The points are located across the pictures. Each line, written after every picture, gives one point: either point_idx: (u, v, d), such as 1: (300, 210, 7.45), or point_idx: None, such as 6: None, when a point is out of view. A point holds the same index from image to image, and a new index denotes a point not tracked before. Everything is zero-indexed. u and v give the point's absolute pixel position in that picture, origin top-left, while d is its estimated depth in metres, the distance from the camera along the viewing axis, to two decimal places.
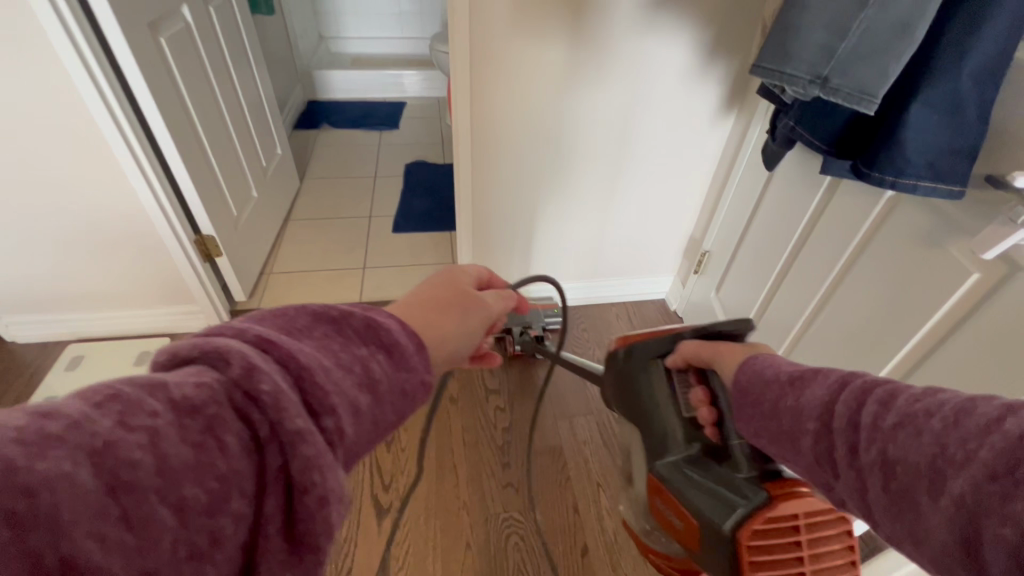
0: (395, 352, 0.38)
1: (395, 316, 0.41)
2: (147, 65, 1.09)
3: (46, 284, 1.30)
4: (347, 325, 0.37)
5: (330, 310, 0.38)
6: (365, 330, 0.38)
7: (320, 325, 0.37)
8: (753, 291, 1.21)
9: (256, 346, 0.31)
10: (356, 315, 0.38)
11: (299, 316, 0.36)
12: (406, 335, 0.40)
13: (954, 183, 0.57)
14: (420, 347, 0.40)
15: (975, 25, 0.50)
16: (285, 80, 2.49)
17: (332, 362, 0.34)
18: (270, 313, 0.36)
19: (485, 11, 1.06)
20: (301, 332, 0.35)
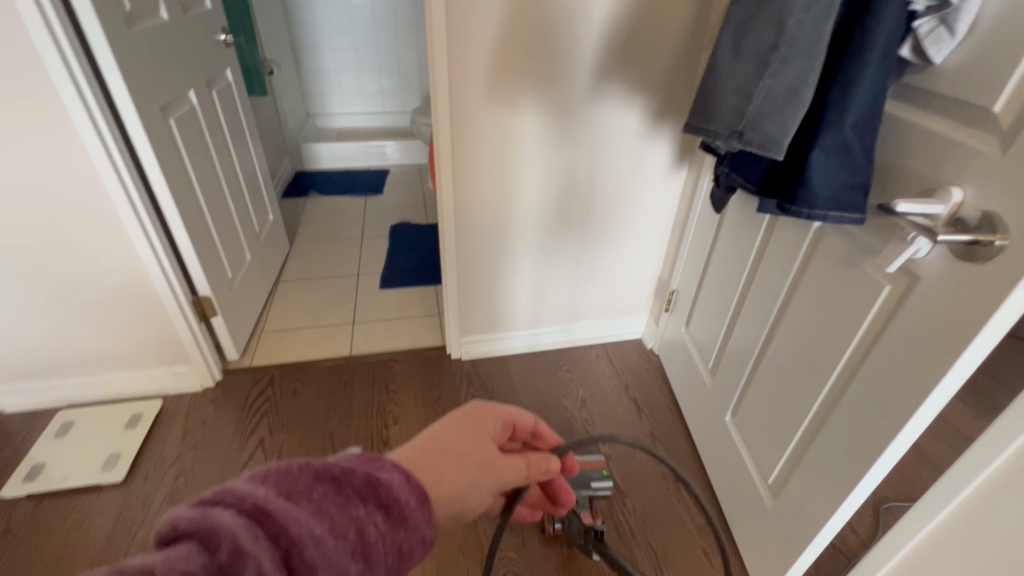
0: (392, 508, 0.45)
1: (397, 464, 0.47)
2: (158, 143, 1.20)
3: (42, 350, 1.33)
4: (347, 485, 0.43)
5: (331, 468, 0.43)
6: (364, 486, 0.44)
7: (321, 486, 0.42)
8: (718, 322, 1.31)
9: (248, 521, 0.36)
10: (357, 473, 0.44)
11: (301, 475, 0.42)
12: (408, 491, 0.46)
13: (855, 213, 0.70)
14: (418, 497, 0.47)
15: (847, 88, 0.64)
16: (275, 153, 2.65)
17: (326, 529, 0.40)
18: (273, 468, 0.41)
19: (459, 91, 1.21)
20: (299, 493, 0.41)
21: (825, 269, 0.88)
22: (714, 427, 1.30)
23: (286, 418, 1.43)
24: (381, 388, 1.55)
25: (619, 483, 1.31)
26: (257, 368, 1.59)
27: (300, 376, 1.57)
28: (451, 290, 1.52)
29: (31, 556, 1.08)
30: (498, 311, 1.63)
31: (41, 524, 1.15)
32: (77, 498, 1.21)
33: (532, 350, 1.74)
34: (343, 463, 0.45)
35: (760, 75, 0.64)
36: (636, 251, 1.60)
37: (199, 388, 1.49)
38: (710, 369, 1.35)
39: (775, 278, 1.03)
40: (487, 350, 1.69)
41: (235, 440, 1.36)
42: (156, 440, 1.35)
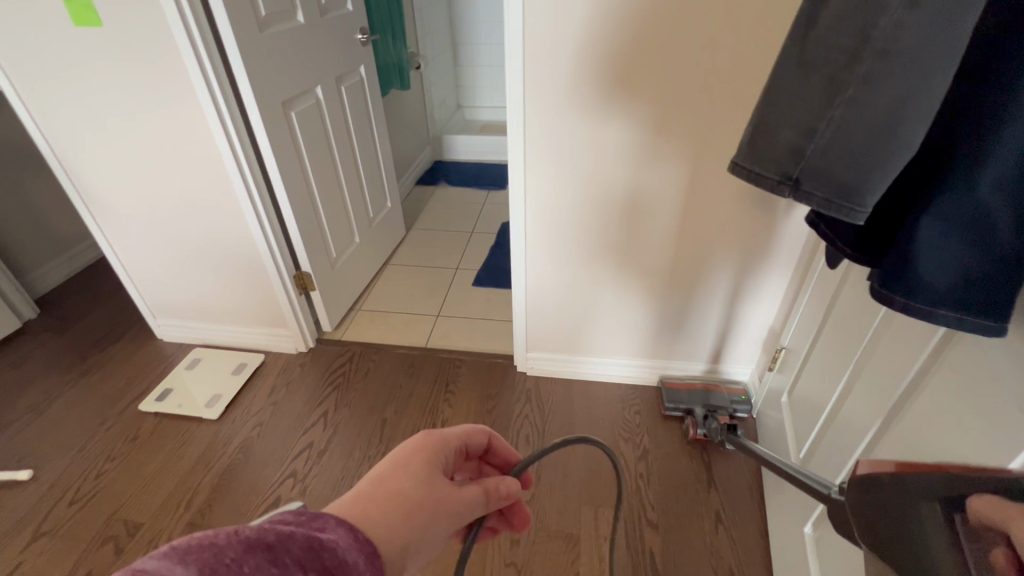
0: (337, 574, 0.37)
1: (343, 522, 0.41)
2: (275, 135, 1.35)
3: (189, 297, 1.64)
4: (283, 551, 0.36)
5: (265, 535, 0.36)
6: (304, 553, 0.37)
7: (252, 557, 0.34)
8: (818, 402, 1.02)
9: None
10: (295, 538, 0.37)
11: (228, 547, 0.35)
12: (357, 550, 0.40)
13: (988, 317, 0.44)
14: (367, 557, 0.40)
15: (994, 126, 0.40)
16: (416, 142, 2.84)
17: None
18: (196, 539, 0.35)
19: (537, 98, 1.13)
20: (225, 569, 0.33)
21: (959, 377, 0.60)
22: (792, 535, 1.02)
23: (352, 395, 1.54)
24: (441, 387, 1.56)
25: (655, 562, 1.13)
26: (344, 343, 1.73)
27: (376, 359, 1.67)
28: (518, 302, 1.46)
29: (142, 464, 1.35)
30: (568, 332, 1.51)
31: (156, 438, 1.42)
32: (184, 423, 1.46)
33: (603, 380, 1.58)
34: (278, 528, 0.37)
35: (828, 100, 0.44)
36: (743, 291, 1.34)
37: (295, 351, 1.69)
38: (800, 458, 1.06)
39: (892, 368, 0.74)
40: (554, 370, 1.59)
41: (306, 407, 1.51)
42: (251, 390, 1.56)
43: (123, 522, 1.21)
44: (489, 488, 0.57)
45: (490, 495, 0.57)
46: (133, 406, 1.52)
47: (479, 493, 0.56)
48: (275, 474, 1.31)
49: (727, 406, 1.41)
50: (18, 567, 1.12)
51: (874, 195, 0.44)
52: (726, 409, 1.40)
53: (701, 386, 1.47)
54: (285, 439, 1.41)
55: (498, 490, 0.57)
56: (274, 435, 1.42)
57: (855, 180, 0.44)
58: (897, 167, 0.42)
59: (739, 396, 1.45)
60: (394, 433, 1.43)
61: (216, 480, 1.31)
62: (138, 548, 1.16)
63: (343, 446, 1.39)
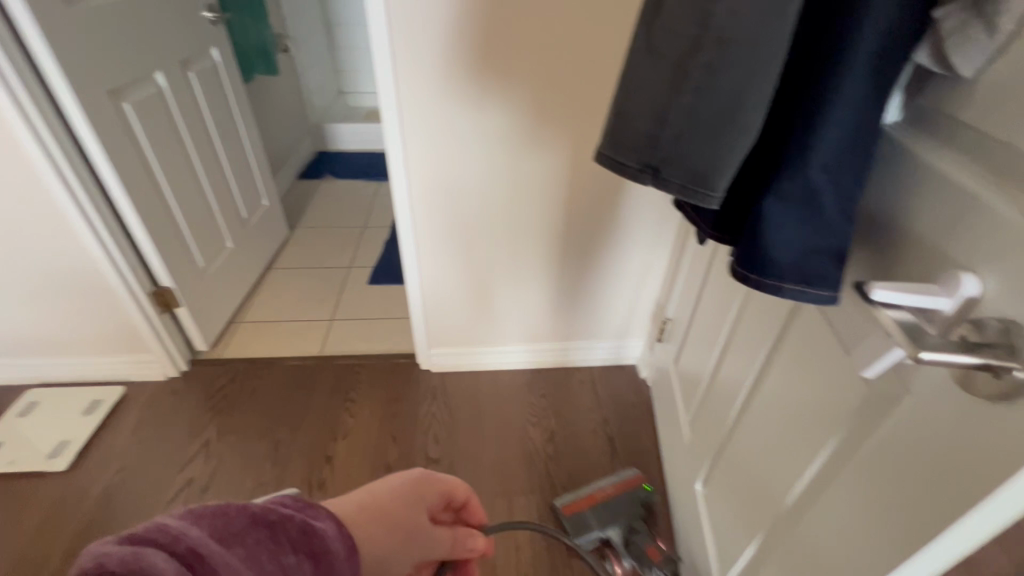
0: (322, 561, 0.36)
1: (334, 516, 0.40)
2: (105, 132, 1.15)
3: (13, 329, 1.36)
4: (281, 531, 0.35)
5: (268, 512, 0.35)
6: (300, 535, 0.36)
7: (256, 530, 0.34)
8: (701, 368, 1.10)
9: (180, 563, 0.29)
10: (294, 520, 0.36)
11: (238, 518, 0.34)
12: (342, 541, 0.38)
13: (824, 288, 0.48)
14: (349, 555, 0.39)
15: (818, 113, 0.44)
16: (293, 133, 2.60)
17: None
18: (206, 508, 0.34)
19: (411, 85, 1.06)
20: (232, 537, 0.33)
21: (805, 338, 0.66)
22: (686, 492, 1.11)
23: (237, 419, 1.39)
24: (341, 397, 1.47)
25: (569, 540, 1.16)
26: (223, 362, 1.55)
27: (263, 375, 1.52)
28: (415, 299, 1.40)
29: None
30: (469, 324, 1.49)
31: None
32: (23, 480, 1.23)
33: (508, 367, 1.58)
34: (279, 508, 0.37)
35: (676, 89, 0.45)
36: (631, 269, 1.40)
37: (164, 377, 1.48)
38: (689, 421, 1.15)
39: (756, 333, 0.81)
40: (459, 364, 1.56)
41: (181, 439, 1.33)
42: (110, 430, 1.35)
43: None
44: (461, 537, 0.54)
45: (459, 542, 0.54)
46: None
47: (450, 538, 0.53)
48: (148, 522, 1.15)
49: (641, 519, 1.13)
50: None
51: (722, 179, 0.46)
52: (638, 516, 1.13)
53: (602, 493, 1.16)
54: (158, 480, 1.24)
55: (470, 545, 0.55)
56: (142, 478, 1.24)
57: (705, 165, 0.45)
58: (739, 152, 0.44)
59: (641, 487, 1.18)
60: (290, 453, 1.31)
61: (71, 541, 1.12)
62: None
63: (230, 476, 1.25)
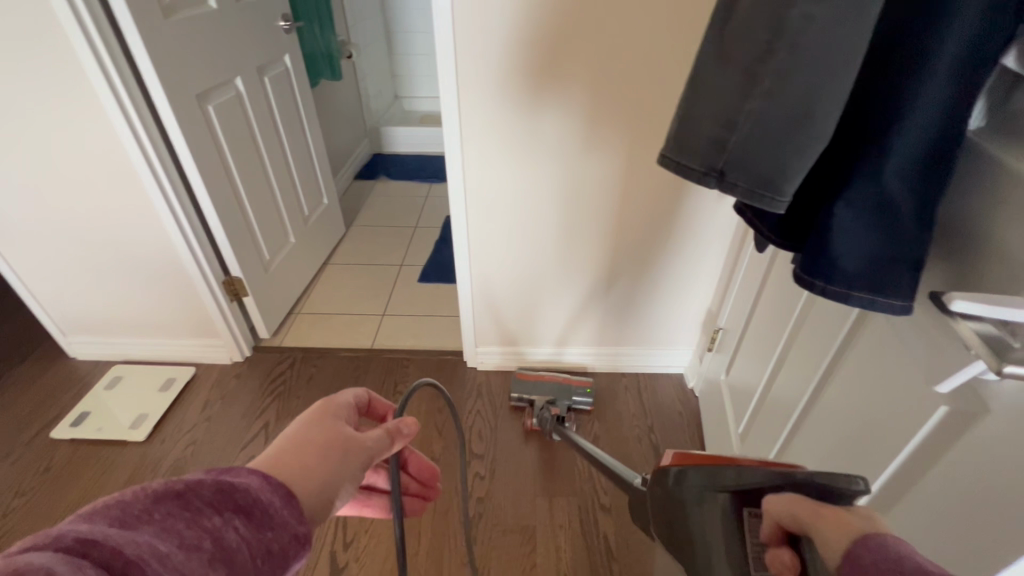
0: (252, 510, 0.39)
1: (254, 471, 0.41)
2: (191, 131, 1.25)
3: (103, 310, 1.50)
4: (195, 496, 0.37)
5: (174, 484, 0.36)
6: (215, 495, 0.37)
7: (163, 505, 0.35)
8: (753, 380, 1.08)
9: (79, 549, 0.29)
10: (205, 483, 0.38)
11: (136, 500, 0.35)
12: (269, 490, 0.41)
13: (895, 297, 0.47)
14: (282, 496, 0.41)
15: (896, 118, 0.43)
16: (352, 135, 2.72)
17: (174, 542, 0.33)
18: (98, 505, 0.34)
19: (472, 90, 1.10)
20: (137, 518, 0.33)
21: (873, 351, 0.64)
22: None
23: (294, 403, 1.47)
24: (390, 388, 1.52)
25: (610, 544, 1.16)
26: (283, 350, 1.64)
27: (319, 363, 1.60)
28: (465, 297, 1.44)
29: (58, 498, 1.23)
30: (515, 325, 1.51)
31: (75, 467, 1.30)
32: (107, 447, 1.35)
33: (553, 369, 1.59)
34: (187, 478, 0.38)
35: (746, 94, 0.45)
36: (682, 276, 1.39)
37: (230, 361, 1.59)
38: (739, 432, 1.12)
39: (817, 344, 0.79)
40: (504, 364, 1.58)
41: (244, 419, 1.42)
42: (181, 407, 1.45)
43: None
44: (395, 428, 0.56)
45: (396, 434, 0.56)
46: (44, 434, 1.38)
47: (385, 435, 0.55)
48: None
49: (564, 398, 1.41)
50: None
51: (790, 184, 0.45)
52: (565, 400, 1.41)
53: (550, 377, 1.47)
54: (223, 455, 1.33)
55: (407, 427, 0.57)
56: (209, 453, 1.33)
57: (773, 170, 0.45)
58: (808, 158, 0.44)
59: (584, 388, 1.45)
60: None
61: None
62: None
63: None
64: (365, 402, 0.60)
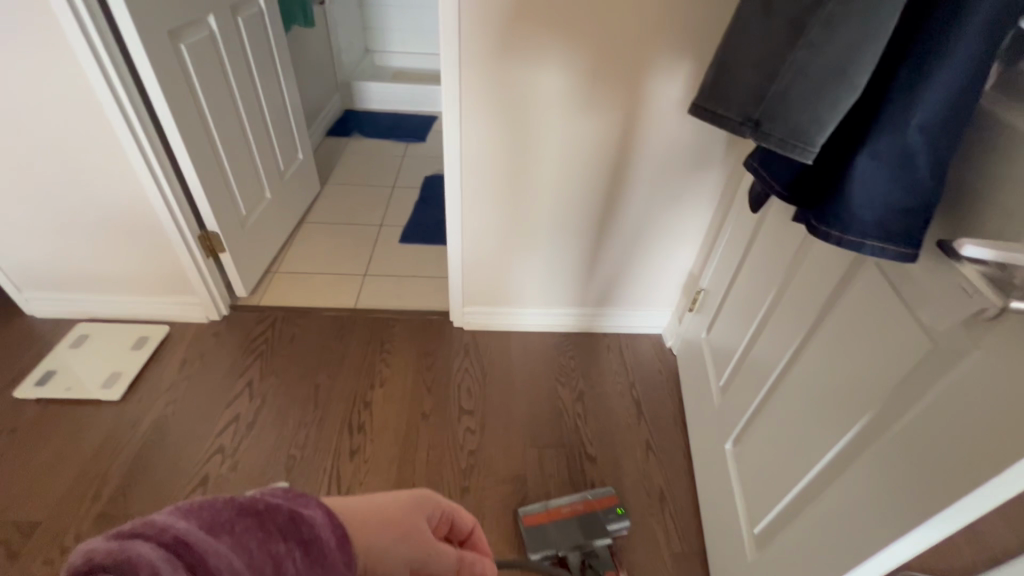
0: (315, 548, 0.34)
1: (326, 506, 0.37)
2: (164, 71, 1.16)
3: (64, 264, 1.41)
4: (271, 520, 0.33)
5: (257, 502, 0.34)
6: (288, 522, 0.34)
7: (243, 519, 0.32)
8: (736, 337, 1.14)
9: (167, 549, 0.28)
10: (283, 509, 0.34)
11: (224, 509, 0.32)
12: (334, 529, 0.36)
13: (907, 247, 0.51)
14: (343, 543, 0.36)
15: (924, 74, 0.45)
16: (323, 88, 2.59)
17: (243, 563, 0.30)
18: (196, 502, 0.32)
19: (472, 42, 1.07)
20: (221, 526, 0.31)
21: (865, 301, 0.69)
22: (713, 453, 1.16)
23: (278, 362, 1.44)
24: (376, 348, 1.51)
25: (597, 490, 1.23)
26: (262, 309, 1.59)
27: (301, 323, 1.56)
28: (455, 256, 1.43)
29: (28, 458, 1.17)
30: (504, 285, 1.52)
31: (44, 428, 1.24)
32: (78, 407, 1.29)
33: (539, 330, 1.62)
34: (269, 497, 0.35)
35: (792, 44, 0.48)
36: (668, 239, 1.43)
37: (206, 320, 1.53)
38: (720, 387, 1.19)
39: (807, 299, 0.84)
40: (491, 323, 1.60)
41: (226, 378, 1.39)
42: (157, 366, 1.40)
43: (15, 523, 1.06)
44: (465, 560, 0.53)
45: (462, 562, 0.53)
46: (6, 394, 1.30)
47: (456, 558, 0.52)
48: (200, 451, 1.21)
49: (598, 536, 1.10)
50: None
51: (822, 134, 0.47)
52: (602, 539, 1.10)
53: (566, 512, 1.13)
54: (206, 414, 1.30)
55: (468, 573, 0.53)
56: (191, 412, 1.30)
57: (807, 119, 0.48)
58: (842, 109, 0.45)
59: (612, 509, 1.15)
60: (330, 397, 1.37)
61: (128, 464, 1.18)
62: (39, 549, 1.03)
63: (274, 414, 1.31)
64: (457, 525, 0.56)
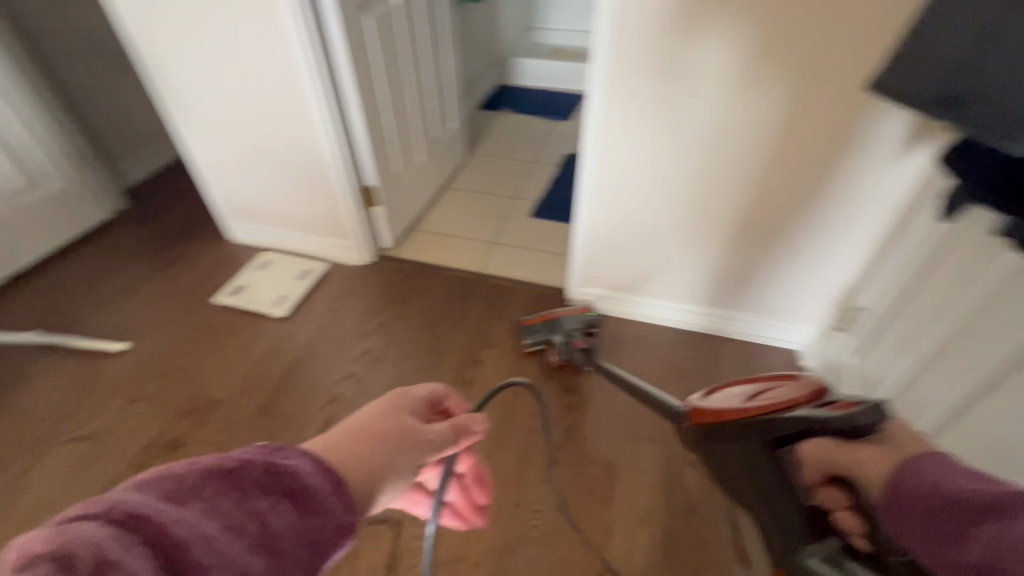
0: (298, 497, 0.37)
1: (304, 453, 0.40)
2: (351, 39, 1.32)
3: (260, 201, 1.71)
4: (242, 477, 0.35)
5: (224, 462, 0.36)
6: (263, 478, 0.36)
7: (213, 482, 0.34)
8: (893, 367, 0.97)
9: (125, 526, 0.29)
10: (253, 464, 0.36)
11: (187, 474, 0.34)
12: (321, 476, 0.39)
13: None
14: (332, 484, 0.40)
15: None
16: (483, 63, 2.71)
17: (221, 521, 0.33)
18: (154, 474, 0.34)
19: (631, 14, 1.04)
20: (187, 492, 0.33)
21: None
22: None
23: (408, 310, 1.59)
24: (494, 312, 1.59)
25: (692, 497, 1.16)
26: (402, 261, 1.77)
27: (433, 278, 1.70)
28: (582, 234, 1.43)
29: (218, 351, 1.47)
30: (628, 271, 1.48)
31: (231, 330, 1.54)
32: (255, 318, 1.57)
33: (658, 322, 1.55)
34: (240, 456, 0.37)
35: None
36: (826, 244, 1.25)
37: (357, 264, 1.75)
38: None
39: None
40: (608, 308, 1.58)
41: (365, 316, 1.58)
42: (315, 295, 1.64)
43: (204, 399, 1.35)
44: (459, 427, 0.56)
45: (460, 432, 0.56)
46: (210, 298, 1.64)
47: (448, 429, 0.55)
48: (337, 373, 1.41)
49: (580, 329, 1.37)
50: (118, 425, 1.29)
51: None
52: (580, 331, 1.37)
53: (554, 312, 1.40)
54: (346, 343, 1.50)
55: (465, 435, 0.56)
56: (335, 339, 1.51)
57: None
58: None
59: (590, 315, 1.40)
60: (447, 349, 1.48)
61: (283, 371, 1.42)
62: (216, 422, 1.29)
63: (399, 354, 1.46)
64: (438, 397, 0.60)
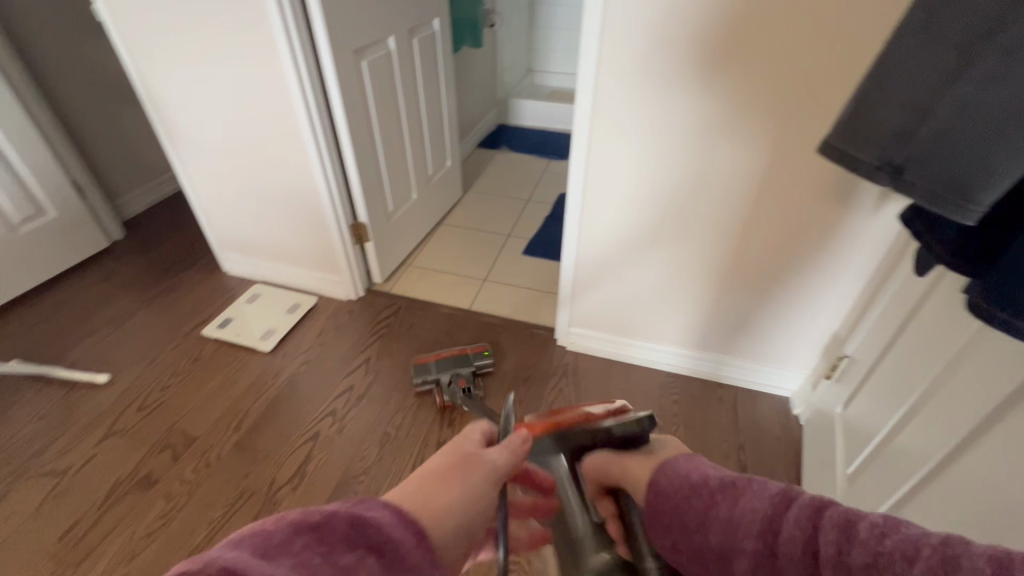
0: (383, 548, 0.39)
1: (386, 504, 0.43)
2: (345, 82, 1.36)
3: (254, 235, 1.73)
4: (329, 530, 0.37)
5: (311, 516, 0.37)
6: (347, 527, 0.38)
7: (300, 536, 0.36)
8: (877, 420, 0.95)
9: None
10: (338, 516, 0.38)
11: (278, 529, 0.36)
12: (398, 527, 0.41)
13: None
14: (413, 534, 0.42)
15: None
16: (482, 104, 2.79)
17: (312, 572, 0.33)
18: (246, 534, 0.36)
19: (612, 65, 1.07)
20: (276, 549, 0.34)
21: None
22: None
23: (394, 347, 1.58)
24: None
25: None
26: (391, 296, 1.77)
27: (420, 314, 1.70)
28: (568, 275, 1.43)
29: (200, 385, 1.46)
30: (614, 312, 1.48)
31: (215, 363, 1.53)
32: (241, 351, 1.57)
33: (646, 365, 1.54)
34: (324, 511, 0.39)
35: (955, 77, 0.40)
36: (811, 290, 1.25)
37: (346, 298, 1.75)
38: (846, 474, 1.00)
39: (975, 392, 0.66)
40: (595, 348, 1.56)
41: (350, 352, 1.57)
42: (302, 329, 1.64)
43: (182, 433, 1.33)
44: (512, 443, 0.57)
45: (516, 452, 0.56)
46: (198, 330, 1.64)
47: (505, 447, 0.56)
48: (317, 410, 1.39)
49: (467, 365, 1.43)
50: (93, 458, 1.27)
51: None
52: (467, 368, 1.43)
53: (446, 353, 1.46)
54: (329, 378, 1.48)
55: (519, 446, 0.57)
56: (318, 374, 1.49)
57: (998, 157, 0.38)
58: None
59: (481, 352, 1.48)
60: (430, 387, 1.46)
61: (264, 406, 1.40)
62: (191, 459, 1.27)
63: (381, 392, 1.45)
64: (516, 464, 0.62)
